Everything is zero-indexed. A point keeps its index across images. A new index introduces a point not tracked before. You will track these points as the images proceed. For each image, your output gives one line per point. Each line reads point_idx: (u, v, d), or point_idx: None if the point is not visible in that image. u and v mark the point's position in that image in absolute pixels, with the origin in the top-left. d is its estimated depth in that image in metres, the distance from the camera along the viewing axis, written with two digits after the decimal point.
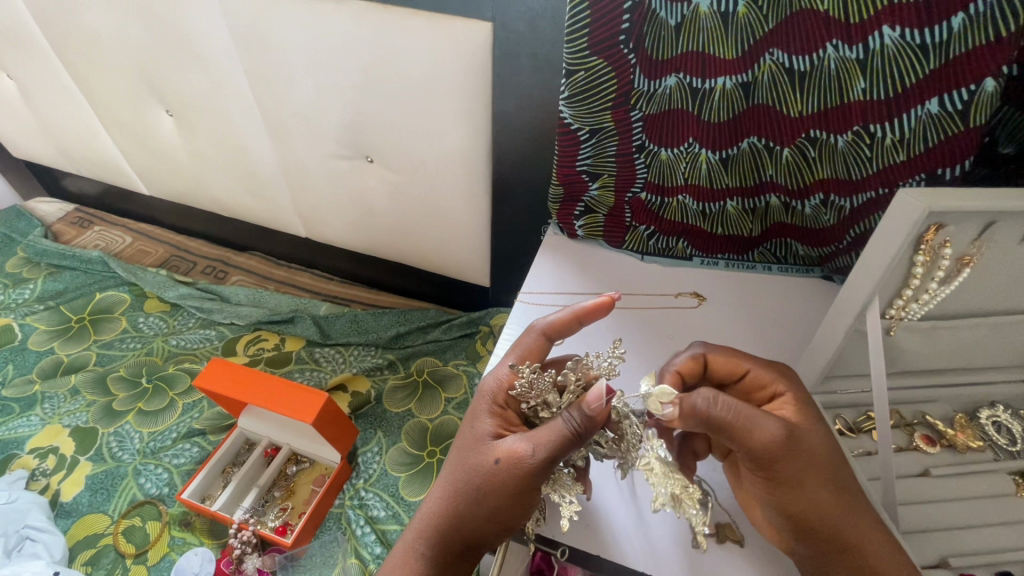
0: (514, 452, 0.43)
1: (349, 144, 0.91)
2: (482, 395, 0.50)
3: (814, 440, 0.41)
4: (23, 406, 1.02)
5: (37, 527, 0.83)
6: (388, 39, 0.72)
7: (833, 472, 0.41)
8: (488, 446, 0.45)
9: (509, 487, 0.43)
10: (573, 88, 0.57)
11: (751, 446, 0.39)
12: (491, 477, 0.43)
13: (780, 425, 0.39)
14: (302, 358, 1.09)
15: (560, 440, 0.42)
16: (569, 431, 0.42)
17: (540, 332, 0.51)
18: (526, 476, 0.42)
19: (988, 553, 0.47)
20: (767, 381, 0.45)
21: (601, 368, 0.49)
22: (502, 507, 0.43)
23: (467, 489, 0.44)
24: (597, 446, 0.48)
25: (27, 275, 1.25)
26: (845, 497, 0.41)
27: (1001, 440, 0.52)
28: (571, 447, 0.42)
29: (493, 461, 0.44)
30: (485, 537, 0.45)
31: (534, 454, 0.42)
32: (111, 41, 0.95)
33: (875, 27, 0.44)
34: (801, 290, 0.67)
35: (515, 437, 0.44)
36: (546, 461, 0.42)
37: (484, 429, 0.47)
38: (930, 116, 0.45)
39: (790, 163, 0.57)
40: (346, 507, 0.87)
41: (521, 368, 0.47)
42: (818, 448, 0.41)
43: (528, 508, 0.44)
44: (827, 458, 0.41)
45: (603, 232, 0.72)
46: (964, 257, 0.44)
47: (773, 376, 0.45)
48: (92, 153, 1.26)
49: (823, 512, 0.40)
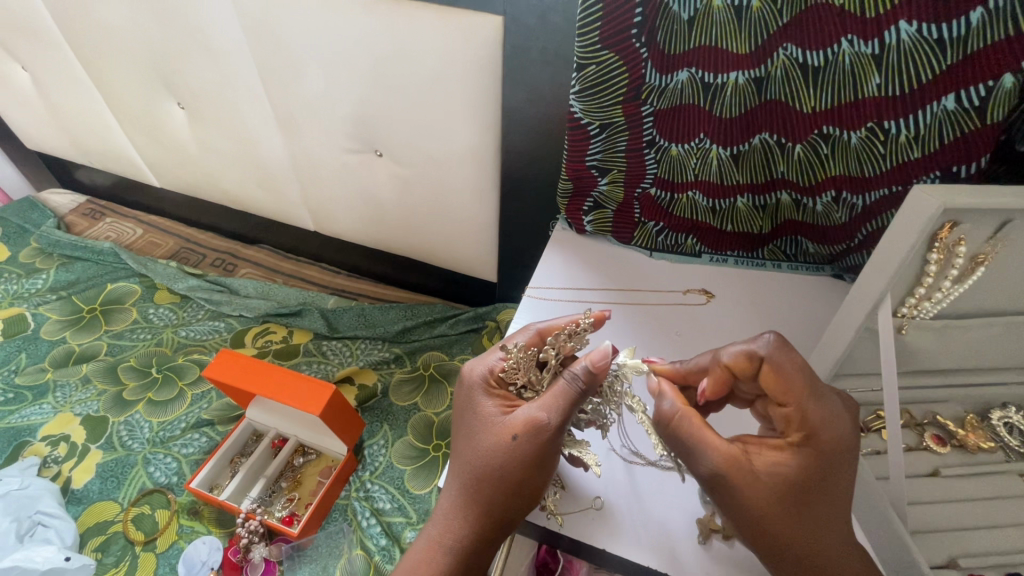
0: (531, 421, 0.44)
1: (359, 137, 0.91)
2: (470, 384, 0.50)
3: (781, 497, 0.39)
4: (35, 394, 1.03)
5: (49, 512, 0.84)
6: (396, 31, 0.72)
7: (773, 527, 0.39)
8: (501, 425, 0.45)
9: (529, 458, 0.44)
10: (584, 81, 0.56)
11: (691, 463, 0.41)
12: (513, 450, 0.44)
13: (720, 464, 0.39)
14: (310, 351, 1.10)
15: (570, 399, 0.44)
16: (575, 390, 0.44)
17: (537, 332, 0.52)
18: (545, 443, 0.43)
19: (998, 555, 0.47)
20: (796, 421, 0.40)
21: (575, 341, 0.51)
22: (526, 480, 0.44)
23: (488, 473, 0.45)
24: (581, 416, 0.50)
25: (40, 265, 1.27)
26: (786, 560, 0.39)
27: (1012, 441, 0.52)
28: (579, 404, 0.44)
29: (510, 437, 0.44)
30: (513, 516, 0.46)
31: (551, 418, 0.43)
32: (123, 32, 0.95)
33: (892, 22, 0.43)
34: (809, 289, 0.67)
35: (527, 407, 0.45)
36: (561, 423, 0.43)
37: (493, 411, 0.47)
38: (946, 112, 0.45)
39: (803, 160, 0.57)
40: (352, 499, 0.88)
41: (509, 348, 0.48)
42: (780, 507, 0.39)
43: (550, 476, 0.45)
44: (780, 518, 0.39)
45: (612, 227, 0.71)
46: (978, 255, 0.44)
47: (813, 420, 0.40)
48: (104, 144, 1.27)
49: (759, 544, 0.40)
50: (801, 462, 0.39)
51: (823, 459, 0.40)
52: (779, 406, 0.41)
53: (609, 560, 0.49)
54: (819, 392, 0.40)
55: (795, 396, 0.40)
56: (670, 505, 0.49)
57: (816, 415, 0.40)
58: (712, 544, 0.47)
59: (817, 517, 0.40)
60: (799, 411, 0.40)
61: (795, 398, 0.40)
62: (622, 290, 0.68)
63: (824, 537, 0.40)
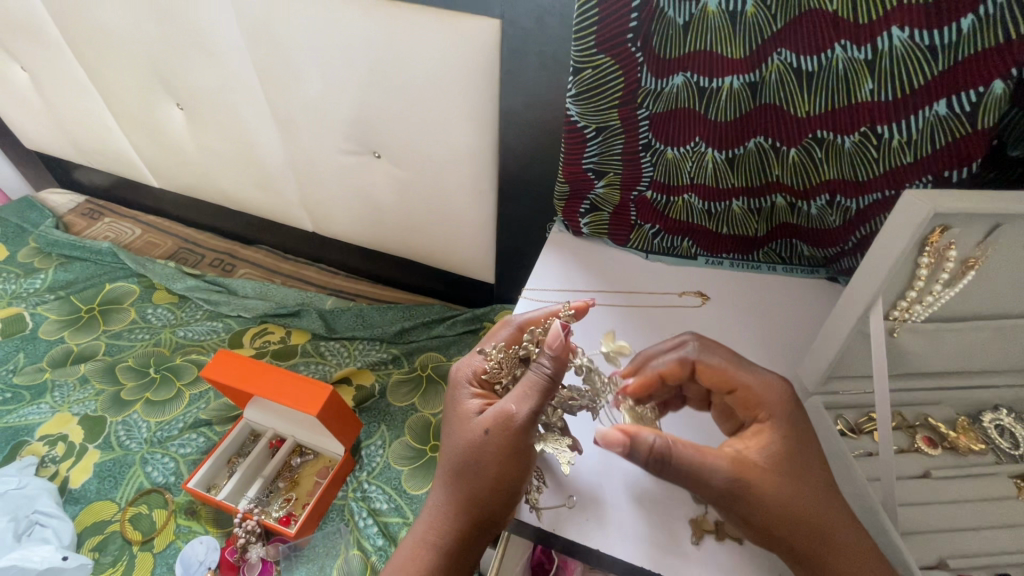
0: (502, 414, 0.44)
1: (357, 139, 0.92)
2: (455, 384, 0.51)
3: (786, 501, 0.40)
4: (33, 394, 1.03)
5: (47, 512, 0.84)
6: (395, 34, 0.73)
7: (792, 505, 0.40)
8: (475, 420, 0.46)
9: (503, 451, 0.44)
10: (580, 85, 0.57)
11: (700, 486, 0.40)
12: (487, 444, 0.44)
13: (730, 466, 0.40)
14: (308, 351, 1.10)
15: (539, 389, 0.44)
16: (543, 379, 0.45)
17: (516, 326, 0.54)
18: (516, 435, 0.44)
19: (989, 556, 0.47)
20: (752, 401, 0.45)
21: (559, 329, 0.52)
22: (502, 474, 0.44)
23: (464, 469, 0.45)
24: (570, 403, 0.50)
25: (38, 265, 1.27)
26: (816, 534, 0.40)
27: (1004, 443, 0.52)
28: (551, 393, 0.45)
29: (482, 432, 0.45)
30: (495, 514, 0.45)
31: (521, 410, 0.44)
32: (122, 33, 0.96)
33: (884, 28, 0.44)
34: (803, 292, 0.67)
35: (499, 402, 0.46)
36: (531, 413, 0.44)
37: (471, 410, 0.48)
38: (939, 117, 0.45)
39: (797, 163, 0.57)
40: (349, 499, 0.88)
41: (487, 351, 0.51)
42: (784, 482, 0.41)
43: (526, 472, 0.45)
44: (790, 521, 0.40)
45: (608, 229, 0.72)
46: (969, 259, 0.44)
47: (760, 396, 0.45)
48: (103, 144, 1.27)
49: (788, 532, 0.40)
50: (789, 459, 0.42)
51: (807, 453, 0.43)
52: (731, 394, 0.47)
53: (603, 561, 0.49)
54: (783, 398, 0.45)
55: (756, 399, 0.45)
56: (660, 500, 0.50)
57: (755, 390, 0.45)
58: (705, 544, 0.48)
59: (829, 512, 0.41)
60: (763, 404, 0.45)
61: (755, 399, 0.45)
62: (618, 291, 0.68)
63: (842, 535, 0.40)
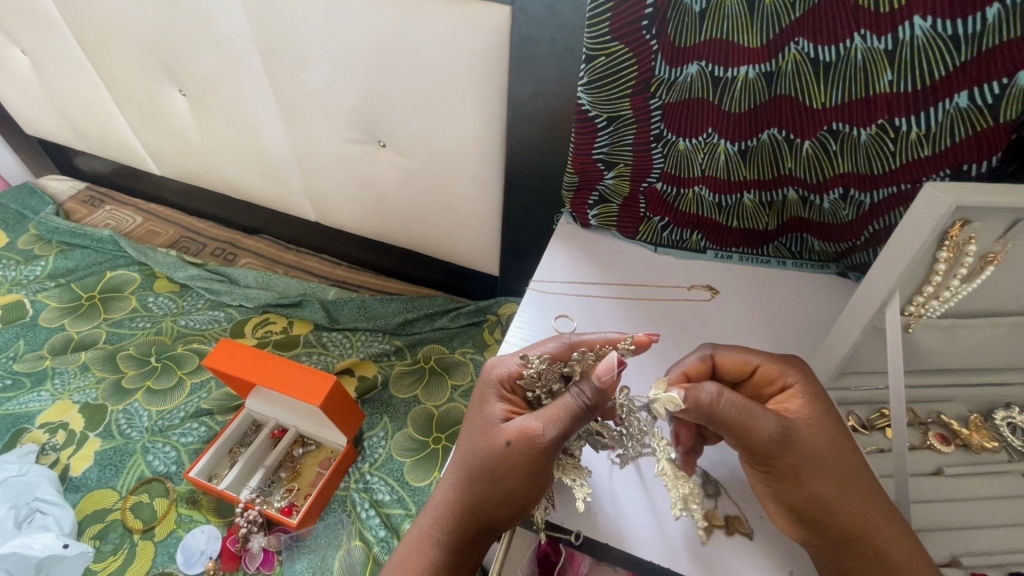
0: (528, 429, 0.44)
1: (362, 127, 0.91)
2: (487, 382, 0.50)
3: (822, 463, 0.41)
4: (34, 381, 1.03)
5: (47, 499, 0.84)
6: (401, 19, 0.71)
7: (835, 472, 0.41)
8: (499, 428, 0.45)
9: (522, 466, 0.43)
10: (593, 73, 0.56)
11: (746, 440, 0.41)
12: (508, 456, 0.43)
13: (778, 418, 0.41)
14: (310, 341, 1.09)
15: (571, 416, 0.43)
16: (578, 406, 0.44)
17: (568, 343, 0.50)
18: (539, 454, 0.43)
19: (1002, 554, 0.46)
20: (772, 376, 0.46)
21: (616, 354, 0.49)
22: (516, 488, 0.43)
23: (481, 474, 0.44)
24: (598, 438, 0.48)
25: (39, 252, 1.26)
26: (860, 507, 0.40)
27: (1016, 441, 0.52)
28: (581, 423, 0.44)
29: (505, 443, 0.44)
30: (500, 520, 0.45)
31: (547, 430, 0.43)
32: (124, 16, 0.94)
33: (907, 17, 0.43)
34: (814, 287, 0.66)
35: (526, 416, 0.45)
36: (558, 436, 0.43)
37: (496, 415, 0.47)
38: (959, 110, 0.45)
39: (811, 157, 0.56)
40: (351, 490, 0.88)
41: (529, 359, 0.48)
42: (829, 448, 0.41)
43: (541, 491, 0.44)
44: (825, 484, 0.40)
45: (616, 222, 0.71)
46: (988, 254, 0.43)
47: (782, 369, 0.46)
48: (105, 130, 1.26)
49: (832, 506, 0.40)
50: (821, 422, 0.42)
51: (832, 418, 0.43)
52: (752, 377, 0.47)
53: (611, 555, 0.48)
54: (807, 372, 0.46)
55: (778, 370, 0.46)
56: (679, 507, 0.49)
57: (773, 369, 0.46)
58: (715, 539, 0.47)
59: (858, 488, 0.41)
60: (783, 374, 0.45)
61: (778, 371, 0.46)
62: (626, 284, 0.67)
63: (876, 520, 0.40)
